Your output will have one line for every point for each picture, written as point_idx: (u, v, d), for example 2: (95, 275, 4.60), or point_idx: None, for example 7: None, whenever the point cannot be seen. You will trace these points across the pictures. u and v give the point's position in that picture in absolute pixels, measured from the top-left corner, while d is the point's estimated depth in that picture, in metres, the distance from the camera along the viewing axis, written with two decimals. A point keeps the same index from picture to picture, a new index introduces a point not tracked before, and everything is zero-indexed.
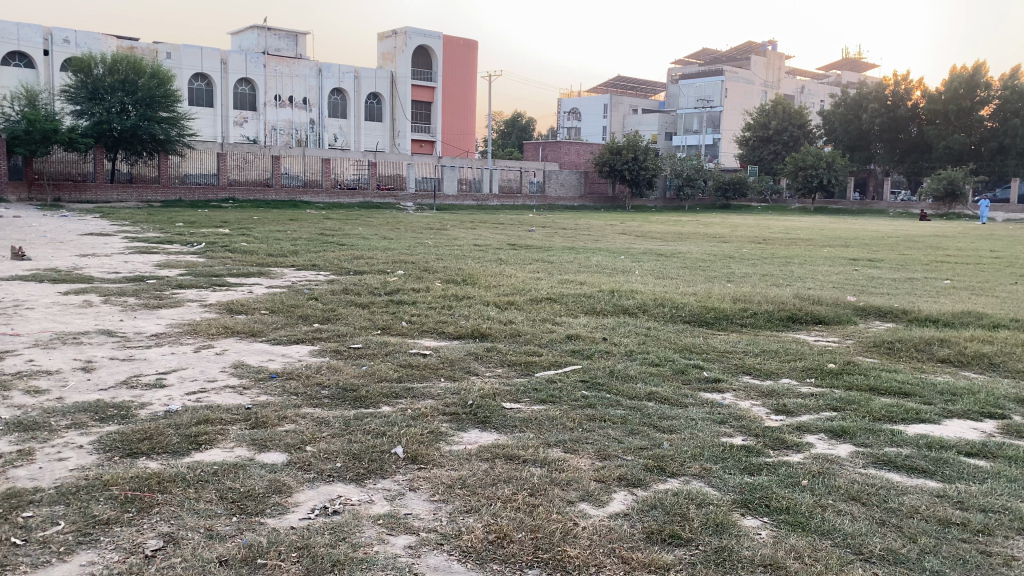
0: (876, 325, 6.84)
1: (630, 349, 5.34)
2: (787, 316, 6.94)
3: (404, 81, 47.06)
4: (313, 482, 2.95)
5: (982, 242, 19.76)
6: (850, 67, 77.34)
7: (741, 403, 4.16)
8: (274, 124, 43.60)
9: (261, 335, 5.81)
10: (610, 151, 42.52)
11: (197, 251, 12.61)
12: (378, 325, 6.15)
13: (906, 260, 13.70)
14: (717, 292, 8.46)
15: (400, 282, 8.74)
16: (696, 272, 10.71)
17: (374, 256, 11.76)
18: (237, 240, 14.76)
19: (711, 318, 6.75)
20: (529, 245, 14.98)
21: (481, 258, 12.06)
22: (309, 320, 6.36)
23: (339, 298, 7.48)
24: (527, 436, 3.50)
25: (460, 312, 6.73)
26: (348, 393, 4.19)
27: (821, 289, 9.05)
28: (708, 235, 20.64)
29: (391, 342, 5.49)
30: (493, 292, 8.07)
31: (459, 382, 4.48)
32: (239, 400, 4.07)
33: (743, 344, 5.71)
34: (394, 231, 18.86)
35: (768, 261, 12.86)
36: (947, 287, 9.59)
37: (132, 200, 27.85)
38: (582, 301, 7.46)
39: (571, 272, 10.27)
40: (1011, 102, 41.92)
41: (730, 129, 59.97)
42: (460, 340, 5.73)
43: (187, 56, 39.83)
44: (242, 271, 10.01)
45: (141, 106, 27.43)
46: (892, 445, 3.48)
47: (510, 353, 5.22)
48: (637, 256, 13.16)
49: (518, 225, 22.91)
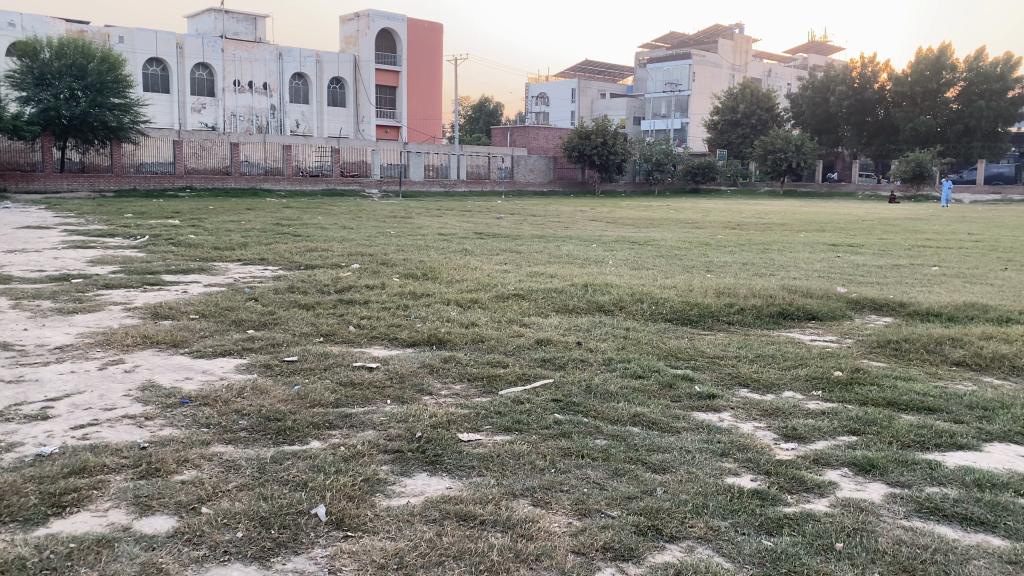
0: (871, 321, 6.26)
1: (607, 356, 4.66)
2: (777, 311, 6.31)
3: (368, 65, 45.95)
4: (200, 565, 2.24)
5: (957, 225, 19.45)
6: (816, 50, 77.41)
7: (741, 426, 3.50)
8: (233, 111, 42.29)
9: (185, 346, 5.04)
10: (579, 136, 41.76)
11: (139, 245, 11.75)
12: (321, 331, 5.41)
13: (886, 245, 13.29)
14: (699, 284, 7.83)
15: (354, 278, 8.00)
16: (673, 261, 10.10)
17: (330, 249, 10.98)
18: (185, 232, 13.87)
19: (696, 315, 6.10)
20: (497, 234, 14.33)
21: (446, 249, 11.37)
22: (242, 326, 5.60)
23: (281, 298, 6.74)
24: (485, 482, 2.81)
25: (416, 313, 6.01)
26: (271, 424, 3.47)
27: (808, 279, 8.47)
28: (680, 221, 20.07)
29: (335, 352, 4.77)
30: (454, 288, 7.37)
31: (407, 404, 3.77)
32: (136, 436, 3.32)
33: (735, 348, 5.05)
34: (356, 219, 18.08)
35: (746, 248, 12.33)
36: (936, 275, 9.12)
37: (83, 189, 26.62)
38: (553, 298, 6.77)
39: (540, 263, 9.59)
40: (975, 84, 42.04)
41: (698, 113, 59.66)
42: (414, 347, 5.01)
43: (141, 40, 38.38)
44: (182, 266, 9.21)
45: (91, 91, 26.16)
46: (934, 484, 2.84)
47: (470, 364, 4.52)
48: (609, 244, 12.59)
49: (485, 212, 22.19)
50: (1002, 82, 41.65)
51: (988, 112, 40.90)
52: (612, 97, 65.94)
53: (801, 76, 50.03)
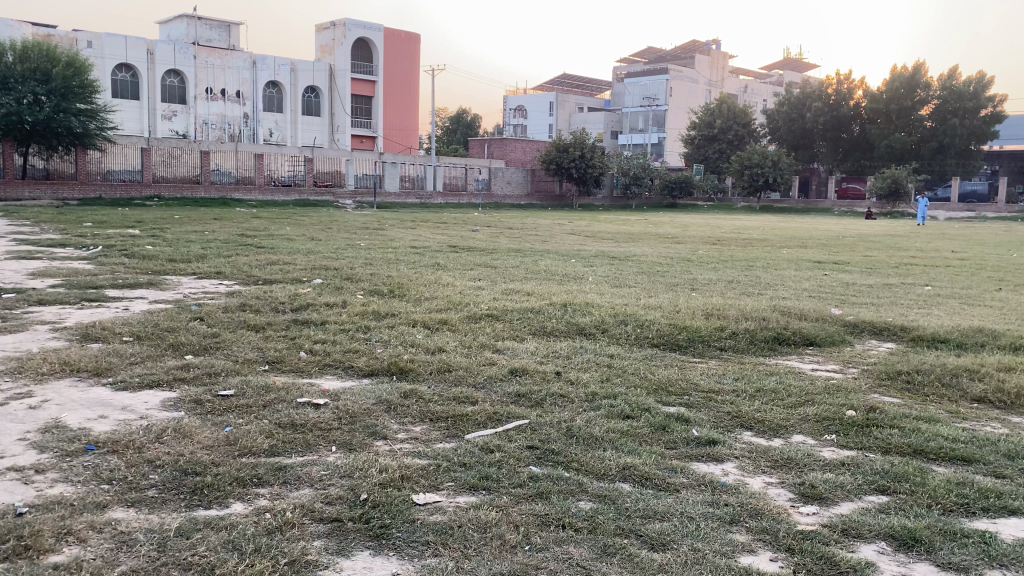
0: (874, 348, 5.78)
1: (590, 390, 4.09)
2: (771, 336, 5.79)
3: (343, 75, 45.42)
4: None
5: (938, 242, 19.26)
6: (791, 67, 78.10)
7: (750, 482, 2.96)
8: (205, 118, 41.41)
9: (109, 376, 4.38)
10: (557, 149, 41.38)
11: (89, 256, 11.03)
12: (268, 357, 4.81)
13: (871, 263, 12.93)
14: (685, 304, 7.32)
15: (313, 295, 7.40)
16: (654, 279, 9.61)
17: (293, 262, 10.39)
18: (142, 242, 13.15)
19: (685, 340, 5.57)
20: (472, 247, 13.77)
21: (416, 262, 10.80)
22: (180, 352, 4.97)
23: (230, 318, 6.12)
24: (441, 567, 2.25)
25: (377, 337, 5.40)
26: (187, 480, 2.86)
27: (798, 299, 7.99)
28: (659, 235, 19.65)
29: (281, 385, 4.17)
30: (422, 307, 6.80)
31: (356, 454, 3.19)
32: (18, 497, 2.69)
33: (732, 380, 4.51)
34: (324, 230, 17.45)
35: (730, 264, 11.88)
36: (931, 295, 8.71)
37: (45, 197, 25.57)
38: (528, 319, 6.21)
39: (516, 279, 9.04)
40: (949, 102, 42.21)
41: (675, 127, 59.67)
42: (371, 378, 4.44)
43: (110, 45, 37.47)
44: (129, 280, 8.53)
45: (55, 96, 25.35)
46: (995, 567, 2.32)
47: (433, 401, 3.93)
48: (588, 259, 12.12)
49: (461, 224, 21.63)
50: (976, 100, 41.79)
51: (962, 129, 41.06)
52: (589, 111, 65.88)
53: (778, 93, 50.09)
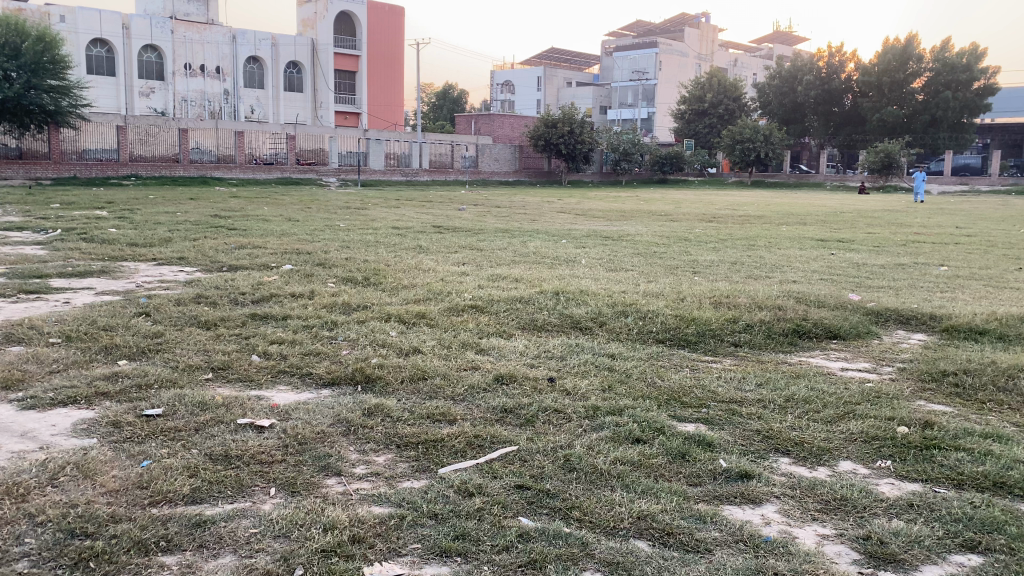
0: (903, 341, 5.15)
1: (590, 404, 3.44)
2: (789, 329, 5.14)
3: (326, 50, 44.31)
4: None
5: (939, 217, 18.69)
6: (781, 41, 77.12)
7: (801, 535, 2.33)
8: (184, 95, 40.29)
9: (19, 390, 3.66)
10: (545, 124, 40.49)
11: (46, 240, 10.30)
12: (212, 363, 4.13)
13: (877, 240, 12.33)
14: (689, 290, 6.67)
15: (279, 284, 6.70)
16: (652, 260, 8.98)
17: (264, 245, 9.69)
18: (108, 225, 12.39)
19: (694, 335, 4.92)
20: (457, 227, 13.10)
21: (396, 244, 10.14)
22: (112, 356, 4.28)
23: (181, 313, 5.42)
24: None
25: (343, 334, 4.73)
26: (70, 547, 2.18)
27: (811, 283, 7.34)
28: (652, 212, 18.98)
29: (221, 400, 3.49)
30: (398, 297, 6.13)
31: (300, 500, 2.52)
32: None
33: (754, 386, 3.85)
34: (303, 210, 16.71)
35: (729, 243, 11.26)
36: (952, 277, 8.09)
37: (17, 177, 24.63)
38: (517, 312, 5.53)
39: (503, 263, 8.37)
40: (942, 74, 41.30)
41: (665, 102, 58.85)
42: (331, 388, 3.76)
43: (84, 20, 36.25)
44: (81, 267, 7.78)
45: (26, 72, 24.06)
46: None
47: (402, 421, 3.25)
48: (580, 239, 11.46)
49: (446, 203, 20.85)
50: (969, 73, 40.90)
51: (954, 103, 40.38)
52: (578, 86, 65.04)
53: (768, 66, 49.24)
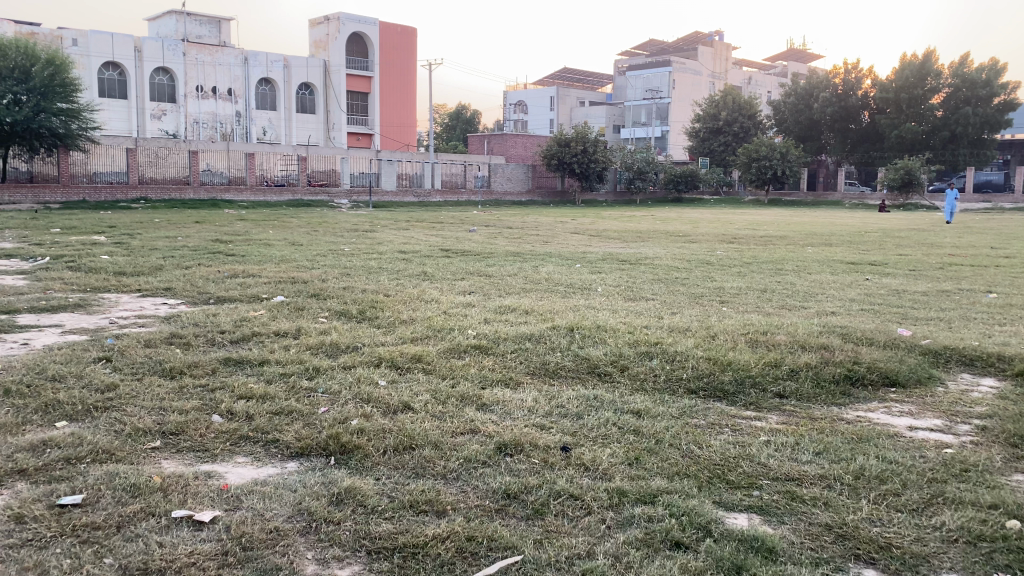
0: (973, 390, 4.42)
1: (615, 486, 2.75)
2: (841, 375, 4.46)
3: (338, 71, 44.09)
4: None
5: (968, 236, 17.95)
6: (796, 58, 76.57)
7: None
8: (195, 117, 40.09)
9: None
10: (558, 143, 39.90)
11: (31, 269, 9.74)
12: (165, 426, 3.47)
13: (910, 263, 11.64)
14: (719, 324, 5.98)
15: (265, 320, 6.08)
16: (675, 288, 8.32)
17: (259, 273, 9.11)
18: (102, 251, 11.84)
19: (732, 386, 4.23)
20: (466, 251, 12.50)
21: (401, 271, 9.53)
22: (49, 417, 3.64)
23: (148, 357, 4.79)
24: None
25: (323, 386, 4.08)
26: None
27: (851, 314, 6.66)
28: (669, 233, 18.31)
29: (160, 482, 2.83)
30: (393, 334, 5.49)
31: None
32: None
33: (816, 457, 3.16)
34: (310, 234, 16.18)
35: (755, 267, 10.57)
36: (1002, 307, 7.36)
37: (25, 201, 24.19)
38: (525, 353, 4.87)
39: (514, 292, 7.76)
40: (961, 90, 40.55)
41: (679, 120, 58.31)
42: (299, 460, 3.11)
43: (96, 43, 36.14)
44: (56, 300, 7.21)
45: (35, 95, 23.71)
46: None
47: (380, 511, 2.60)
48: (596, 263, 10.82)
49: (458, 224, 20.26)
50: (989, 88, 40.14)
51: (975, 118, 39.52)
52: (590, 105, 64.65)
53: (783, 82, 48.49)
